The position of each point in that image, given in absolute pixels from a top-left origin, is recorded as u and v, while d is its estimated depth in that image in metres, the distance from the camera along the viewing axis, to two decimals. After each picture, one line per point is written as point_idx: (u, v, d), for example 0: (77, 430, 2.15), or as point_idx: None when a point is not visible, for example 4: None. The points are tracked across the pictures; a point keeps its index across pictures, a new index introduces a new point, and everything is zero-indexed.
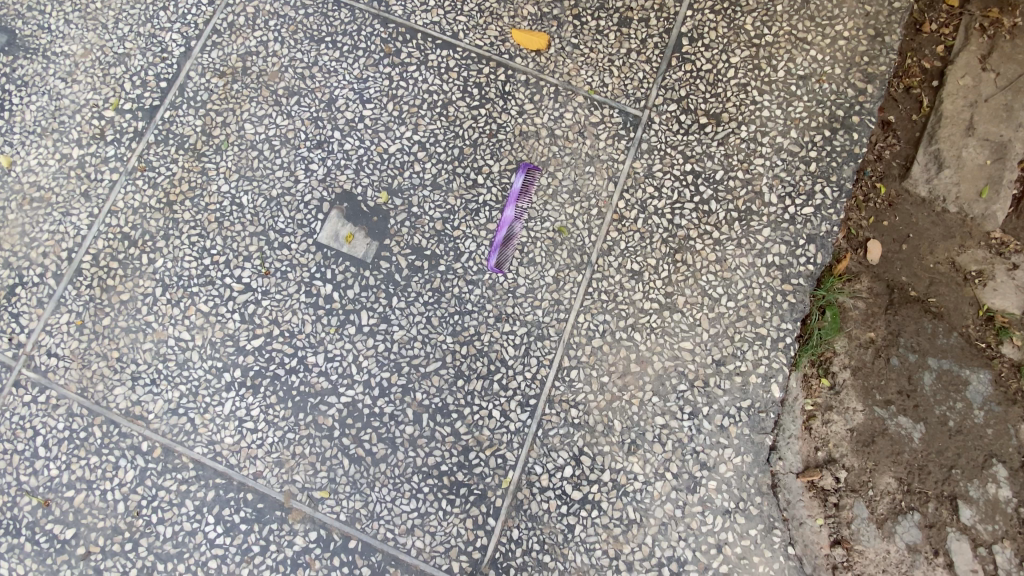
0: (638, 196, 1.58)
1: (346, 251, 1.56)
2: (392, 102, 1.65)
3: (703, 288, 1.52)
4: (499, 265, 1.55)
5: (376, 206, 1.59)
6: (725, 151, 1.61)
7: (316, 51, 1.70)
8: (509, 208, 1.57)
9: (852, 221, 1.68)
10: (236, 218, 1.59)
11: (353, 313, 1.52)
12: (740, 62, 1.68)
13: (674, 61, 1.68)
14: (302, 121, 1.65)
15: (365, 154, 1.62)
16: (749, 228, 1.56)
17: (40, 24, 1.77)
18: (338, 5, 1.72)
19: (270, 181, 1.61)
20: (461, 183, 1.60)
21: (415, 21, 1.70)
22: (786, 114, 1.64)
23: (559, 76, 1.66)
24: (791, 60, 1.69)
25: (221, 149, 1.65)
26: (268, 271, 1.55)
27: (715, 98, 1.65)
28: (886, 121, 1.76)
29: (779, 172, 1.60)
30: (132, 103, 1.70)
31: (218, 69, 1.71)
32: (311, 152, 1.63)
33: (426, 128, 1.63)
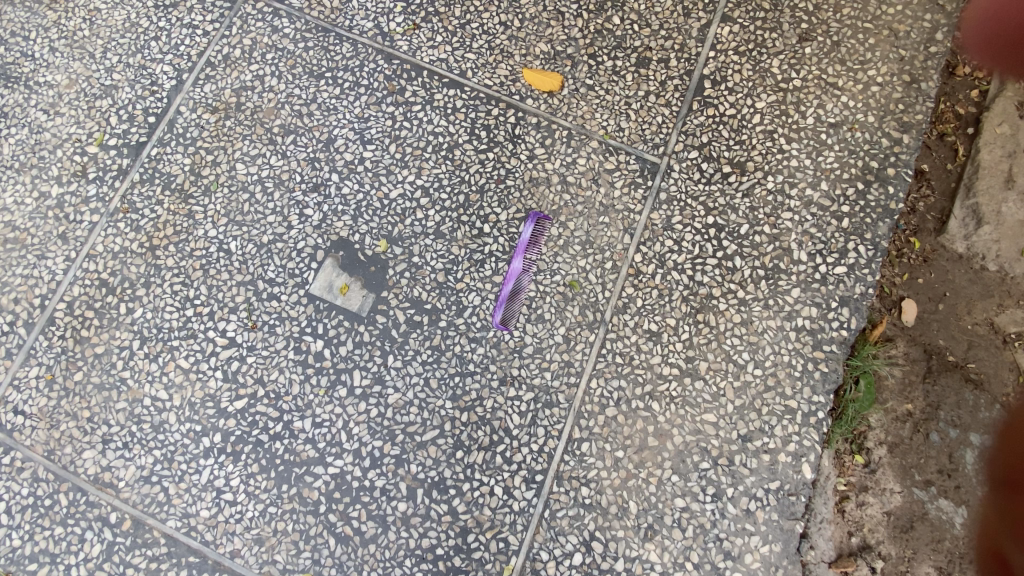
0: (656, 250, 1.46)
1: (339, 304, 1.44)
2: (395, 143, 1.54)
3: (727, 354, 1.39)
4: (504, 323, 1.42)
5: (374, 254, 1.47)
6: (750, 203, 1.49)
7: (315, 87, 1.60)
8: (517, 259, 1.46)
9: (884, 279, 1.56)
10: (222, 265, 1.47)
11: (344, 372, 1.40)
12: (766, 107, 1.57)
13: (696, 105, 1.57)
14: (297, 162, 1.54)
15: (363, 199, 1.50)
16: (776, 288, 1.44)
17: (25, 53, 1.68)
18: (340, 39, 1.63)
19: (261, 226, 1.50)
20: (466, 231, 1.48)
21: (421, 58, 1.60)
22: (816, 164, 1.53)
23: (573, 118, 1.56)
24: (820, 106, 1.58)
25: (210, 190, 1.54)
26: (254, 325, 1.43)
27: (739, 145, 1.54)
28: (919, 171, 1.64)
29: (809, 228, 1.48)
30: (117, 139, 1.60)
31: (210, 104, 1.61)
32: (305, 195, 1.51)
33: (429, 172, 1.52)
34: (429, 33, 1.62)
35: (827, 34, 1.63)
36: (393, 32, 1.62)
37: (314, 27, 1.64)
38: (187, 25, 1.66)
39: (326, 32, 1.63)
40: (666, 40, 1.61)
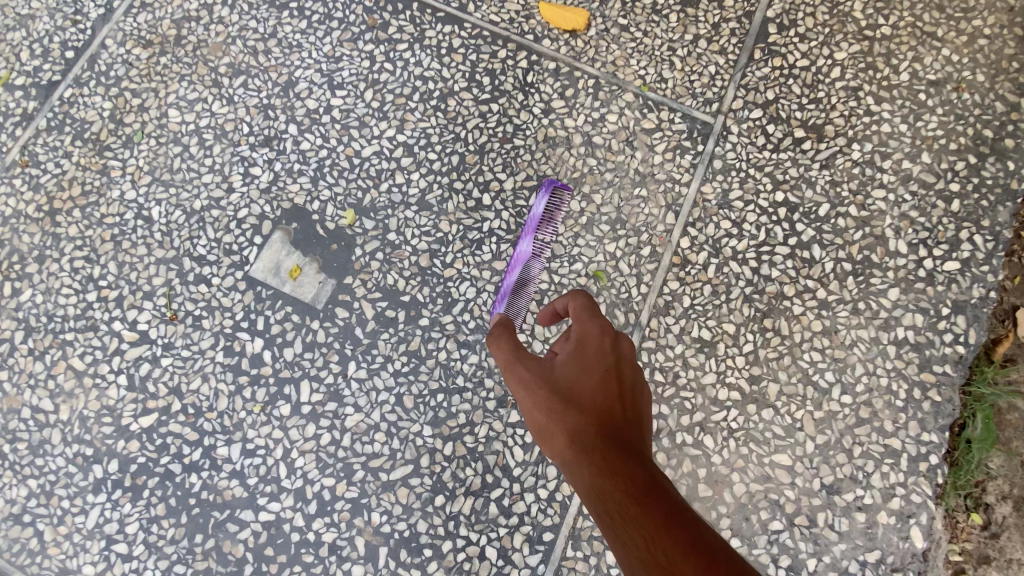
0: (708, 234, 1.11)
1: (288, 291, 1.09)
2: (372, 89, 1.20)
3: (804, 374, 1.04)
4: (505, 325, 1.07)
5: (337, 227, 1.12)
6: (831, 177, 1.15)
7: (275, 19, 1.26)
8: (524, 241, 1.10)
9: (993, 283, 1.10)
10: (139, 237, 1.13)
11: (289, 383, 1.04)
12: (848, 58, 1.23)
13: (758, 53, 1.23)
14: (246, 109, 1.20)
15: (328, 157, 1.16)
16: (868, 287, 1.08)
17: None
18: None
19: (193, 188, 1.15)
20: (459, 202, 1.13)
21: None
22: (913, 132, 1.19)
23: (602, 65, 1.21)
24: (917, 58, 1.24)
25: (132, 142, 1.20)
26: (174, 316, 1.08)
27: (814, 103, 1.20)
28: None
29: (908, 210, 1.13)
30: (25, 77, 1.27)
31: (143, 37, 1.27)
32: (253, 150, 1.17)
33: (415, 126, 1.18)
34: None
35: None
36: None
37: None
38: None
39: None
40: None
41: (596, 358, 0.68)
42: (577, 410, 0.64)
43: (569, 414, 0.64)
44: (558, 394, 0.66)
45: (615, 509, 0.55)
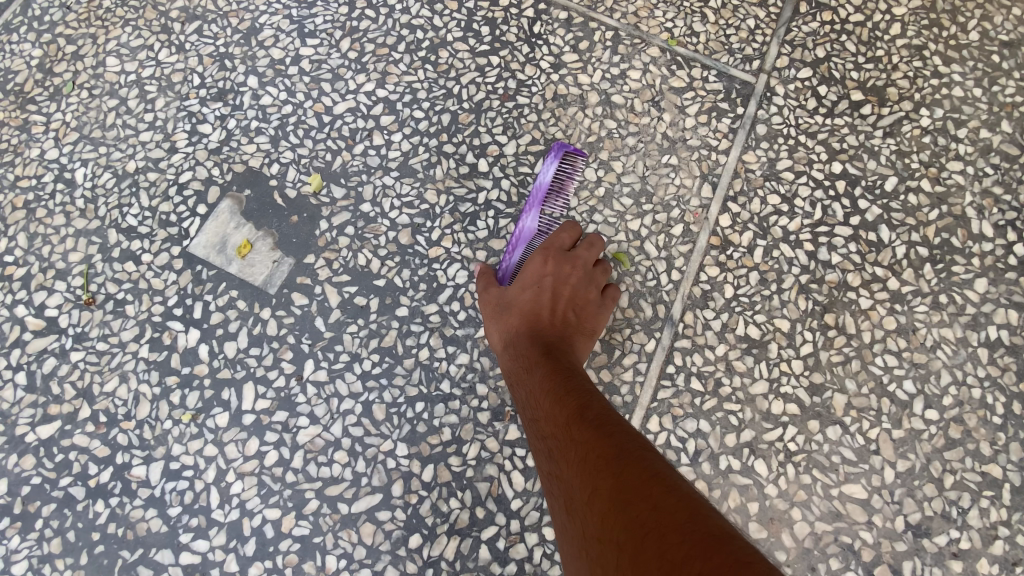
0: (752, 211, 0.92)
1: (234, 272, 0.88)
2: (349, 37, 1.01)
3: (875, 384, 0.83)
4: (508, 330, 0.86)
5: (299, 196, 0.92)
6: (896, 147, 0.96)
7: None
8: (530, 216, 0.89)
9: None
10: (58, 204, 0.92)
11: (229, 387, 0.83)
12: (909, 14, 1.04)
13: (804, 5, 1.04)
14: (198, 59, 1.01)
15: (294, 114, 0.96)
16: (949, 278, 0.88)
17: None
18: None
19: (128, 148, 0.95)
20: (449, 169, 0.94)
21: None
22: (991, 97, 1.00)
23: (622, 14, 1.03)
24: (986, 17, 1.04)
25: (62, 94, 1.00)
26: (92, 300, 0.87)
27: (872, 63, 1.01)
28: None
29: (992, 187, 0.94)
30: None
31: None
32: (204, 105, 0.97)
33: (399, 81, 0.99)
34: None
35: None
36: None
37: None
38: None
39: None
40: None
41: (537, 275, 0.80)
42: (512, 313, 0.79)
43: (506, 316, 0.80)
44: (500, 302, 0.81)
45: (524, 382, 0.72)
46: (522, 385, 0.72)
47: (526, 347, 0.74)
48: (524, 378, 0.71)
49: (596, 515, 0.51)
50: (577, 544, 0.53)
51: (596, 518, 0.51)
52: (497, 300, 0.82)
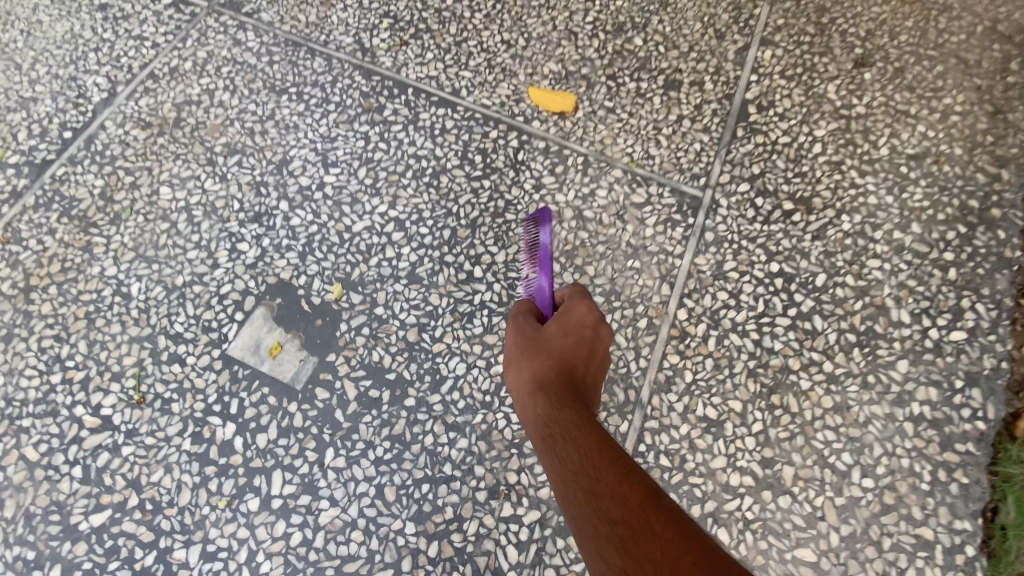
0: (705, 305, 1.08)
1: (267, 371, 1.03)
2: (365, 166, 1.22)
3: (819, 456, 0.97)
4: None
5: (323, 302, 1.09)
6: (824, 248, 1.14)
7: (275, 103, 1.31)
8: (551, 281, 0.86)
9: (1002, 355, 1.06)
10: (115, 315, 1.08)
11: (259, 474, 0.95)
12: (828, 135, 1.27)
13: (740, 131, 1.27)
14: (238, 187, 1.21)
15: (318, 232, 1.15)
16: (876, 360, 1.04)
17: None
18: (311, 54, 1.38)
19: (177, 264, 1.13)
20: (450, 275, 1.11)
21: (407, 75, 1.34)
22: (901, 203, 1.20)
23: (588, 140, 1.24)
24: (894, 134, 1.28)
25: (120, 219, 1.19)
26: (142, 399, 1.01)
27: (799, 177, 1.22)
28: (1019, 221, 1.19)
29: (907, 280, 1.12)
30: (20, 156, 1.28)
31: (144, 120, 1.31)
32: (241, 227, 1.16)
33: (407, 201, 1.18)
34: (418, 50, 1.38)
35: (887, 61, 1.39)
36: (376, 48, 1.38)
37: (283, 42, 1.41)
38: (135, 38, 1.43)
39: (296, 46, 1.40)
40: (698, 63, 1.37)
41: (575, 326, 0.76)
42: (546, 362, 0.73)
43: (538, 363, 0.73)
44: (534, 345, 0.76)
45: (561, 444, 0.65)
46: (552, 440, 0.66)
47: (561, 404, 0.68)
48: (562, 442, 0.65)
49: None
50: None
51: None
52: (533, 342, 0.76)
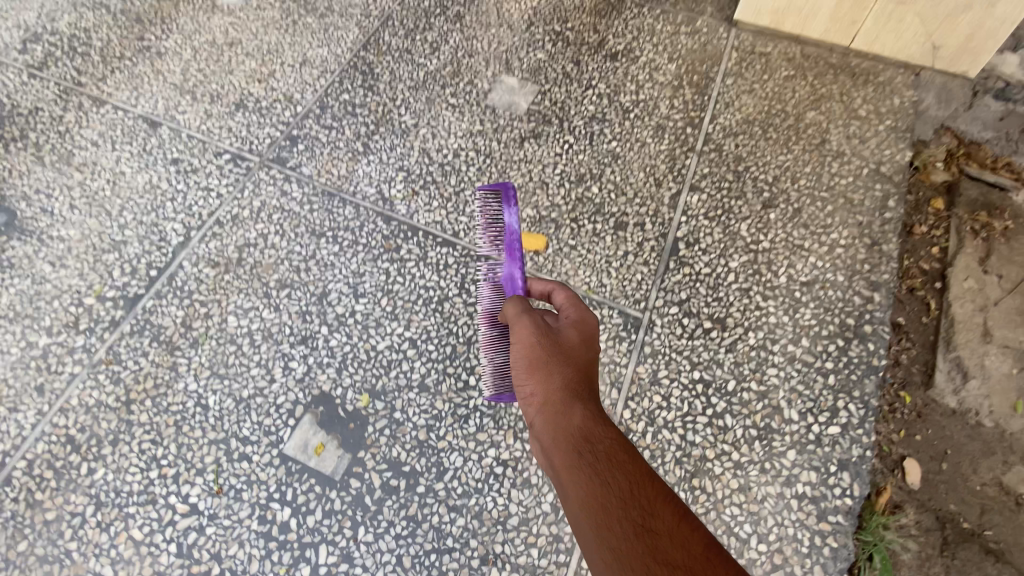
0: (643, 407, 1.44)
1: (313, 465, 1.37)
2: (387, 297, 1.63)
3: (728, 526, 1.31)
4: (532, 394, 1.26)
5: (354, 409, 1.44)
6: (735, 359, 1.51)
7: (316, 244, 1.73)
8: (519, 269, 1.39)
9: (867, 445, 1.41)
10: (197, 422, 1.43)
11: (309, 547, 1.29)
12: (739, 266, 1.66)
13: (672, 263, 1.66)
14: (289, 315, 1.60)
15: (351, 351, 1.53)
16: (770, 450, 1.40)
17: (44, 209, 1.82)
18: (343, 203, 1.81)
19: (243, 380, 1.49)
20: (451, 384, 1.47)
21: (418, 220, 1.79)
22: (794, 322, 1.57)
23: (556, 273, 1.68)
24: (790, 265, 1.67)
25: (197, 343, 1.55)
26: (220, 489, 1.35)
27: (717, 302, 1.60)
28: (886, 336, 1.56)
29: (796, 385, 1.48)
30: (116, 291, 1.64)
31: (213, 259, 1.69)
32: (293, 348, 1.54)
33: (419, 324, 1.58)
34: (426, 199, 1.83)
35: (788, 202, 1.78)
36: (394, 197, 1.83)
37: (321, 192, 1.83)
38: (203, 188, 1.84)
39: (331, 196, 1.83)
40: (641, 206, 1.77)
41: (585, 352, 1.07)
42: (574, 375, 1.01)
43: (568, 377, 1.01)
44: (562, 360, 1.03)
45: (590, 438, 0.91)
46: (584, 436, 0.91)
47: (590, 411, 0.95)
48: (595, 438, 0.90)
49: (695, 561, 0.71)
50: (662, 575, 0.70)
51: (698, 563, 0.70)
52: (561, 358, 1.04)
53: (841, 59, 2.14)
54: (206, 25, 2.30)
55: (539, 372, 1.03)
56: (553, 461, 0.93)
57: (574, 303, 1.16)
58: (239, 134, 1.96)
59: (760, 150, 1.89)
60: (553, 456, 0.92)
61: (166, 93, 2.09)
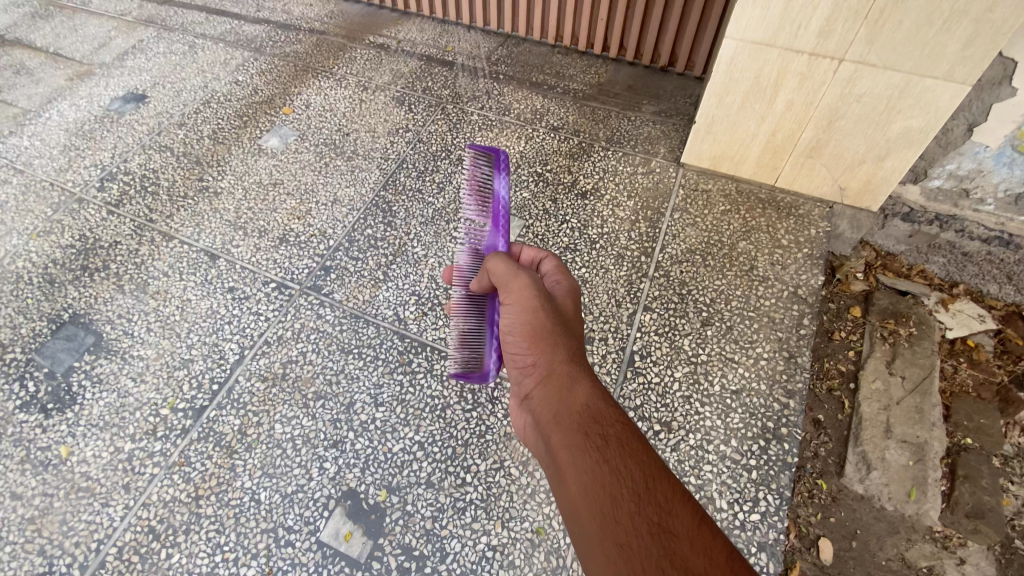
0: None
1: (343, 549, 1.75)
2: (401, 405, 2.05)
3: None
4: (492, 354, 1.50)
5: (375, 502, 1.84)
6: (677, 456, 1.91)
7: (345, 360, 2.18)
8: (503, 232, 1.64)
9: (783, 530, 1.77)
10: (252, 513, 1.82)
11: None
12: (682, 376, 2.08)
13: (629, 373, 2.09)
14: (323, 422, 2.01)
15: (372, 453, 1.94)
16: None
17: (126, 331, 2.27)
18: (367, 324, 2.28)
19: (288, 478, 1.89)
20: (451, 480, 1.87)
21: (426, 337, 2.25)
22: (725, 424, 1.97)
23: None
24: (723, 375, 2.09)
25: (251, 446, 1.96)
26: (270, 570, 1.72)
27: (664, 407, 2.01)
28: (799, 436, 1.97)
29: (726, 478, 1.87)
30: (185, 403, 2.07)
31: (263, 374, 2.13)
32: (326, 450, 1.95)
33: (426, 428, 1.99)
34: (432, 320, 2.30)
35: (722, 320, 2.23)
36: (407, 318, 2.31)
37: (349, 315, 2.31)
38: (254, 313, 2.30)
39: (357, 318, 2.30)
40: (604, 324, 2.22)
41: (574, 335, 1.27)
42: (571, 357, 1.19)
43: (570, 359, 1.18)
44: (563, 342, 1.21)
45: (597, 418, 1.04)
46: (592, 416, 1.04)
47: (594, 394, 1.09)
48: (603, 419, 1.03)
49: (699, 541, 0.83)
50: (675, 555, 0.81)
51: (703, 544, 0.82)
52: (561, 340, 1.22)
53: (769, 193, 2.66)
54: (253, 167, 2.84)
55: (546, 348, 1.21)
56: (565, 435, 1.05)
57: (562, 272, 1.48)
58: (283, 265, 2.46)
59: (700, 276, 2.36)
60: (564, 434, 1.05)
61: (221, 228, 2.59)
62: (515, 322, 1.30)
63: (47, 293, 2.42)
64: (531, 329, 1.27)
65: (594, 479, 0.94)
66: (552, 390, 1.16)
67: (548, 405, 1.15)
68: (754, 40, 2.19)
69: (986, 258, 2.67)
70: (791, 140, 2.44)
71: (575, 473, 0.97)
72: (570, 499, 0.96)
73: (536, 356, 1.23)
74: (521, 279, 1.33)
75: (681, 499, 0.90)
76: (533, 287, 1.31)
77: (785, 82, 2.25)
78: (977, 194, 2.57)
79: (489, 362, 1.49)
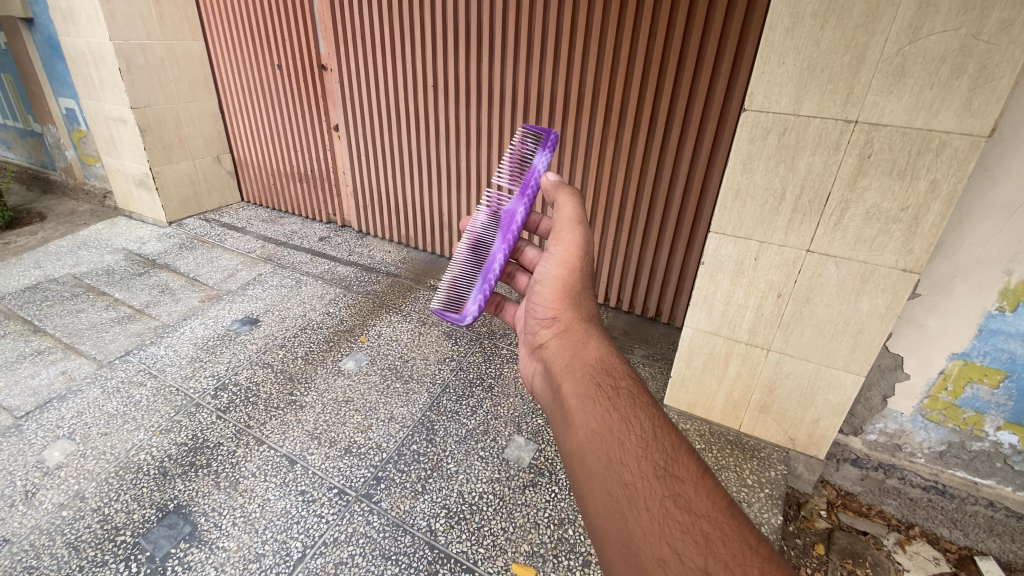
0: None
1: None
2: None
3: None
4: (474, 304, 2.31)
5: None
6: None
7: (385, 565, 2.65)
8: (527, 202, 2.31)
9: None
10: None
11: None
12: None
13: None
14: None
15: None
16: None
17: (216, 523, 2.84)
18: (406, 532, 2.81)
19: None
20: None
21: (452, 547, 2.75)
22: None
23: None
24: None
25: None
26: None
27: None
28: None
29: None
30: None
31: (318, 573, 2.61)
32: None
33: None
34: (458, 532, 2.83)
35: None
36: (438, 529, 2.84)
37: (391, 523, 2.86)
38: (316, 515, 2.89)
39: (398, 526, 2.85)
40: None
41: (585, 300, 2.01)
42: (585, 321, 1.96)
43: (586, 328, 1.94)
44: (583, 306, 2.00)
45: (612, 380, 1.68)
46: (609, 380, 1.68)
47: (607, 365, 1.75)
48: (616, 384, 1.66)
49: (687, 477, 1.40)
50: (673, 486, 1.37)
51: (691, 481, 1.40)
52: (579, 306, 2.00)
53: (735, 436, 3.36)
54: (332, 386, 3.76)
55: (570, 303, 2.01)
56: (586, 390, 1.67)
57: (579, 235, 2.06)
58: (346, 473, 3.14)
59: None
60: (585, 386, 1.68)
61: (302, 437, 3.37)
62: (557, 265, 2.07)
63: (159, 483, 3.06)
64: (562, 291, 2.03)
65: (610, 425, 1.52)
66: (575, 353, 1.86)
67: (568, 359, 1.85)
68: (704, 329, 3.14)
69: (929, 504, 3.11)
70: (745, 397, 3.22)
71: (594, 414, 1.57)
72: (590, 434, 1.52)
73: (561, 312, 2.01)
74: (574, 236, 2.06)
75: (683, 451, 1.47)
76: (578, 245, 2.04)
77: (731, 360, 3.13)
78: (907, 448, 3.14)
79: (469, 310, 2.31)
